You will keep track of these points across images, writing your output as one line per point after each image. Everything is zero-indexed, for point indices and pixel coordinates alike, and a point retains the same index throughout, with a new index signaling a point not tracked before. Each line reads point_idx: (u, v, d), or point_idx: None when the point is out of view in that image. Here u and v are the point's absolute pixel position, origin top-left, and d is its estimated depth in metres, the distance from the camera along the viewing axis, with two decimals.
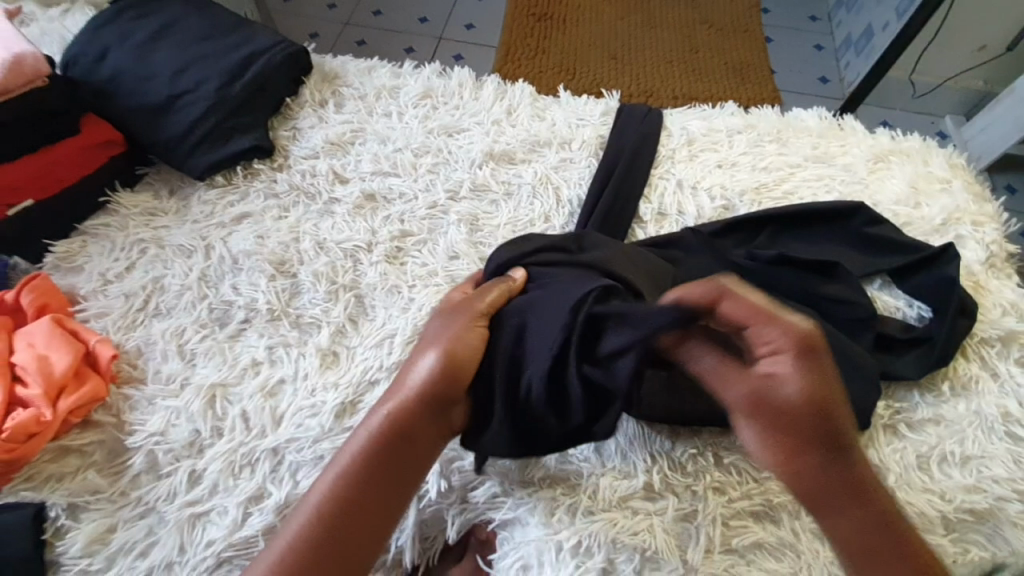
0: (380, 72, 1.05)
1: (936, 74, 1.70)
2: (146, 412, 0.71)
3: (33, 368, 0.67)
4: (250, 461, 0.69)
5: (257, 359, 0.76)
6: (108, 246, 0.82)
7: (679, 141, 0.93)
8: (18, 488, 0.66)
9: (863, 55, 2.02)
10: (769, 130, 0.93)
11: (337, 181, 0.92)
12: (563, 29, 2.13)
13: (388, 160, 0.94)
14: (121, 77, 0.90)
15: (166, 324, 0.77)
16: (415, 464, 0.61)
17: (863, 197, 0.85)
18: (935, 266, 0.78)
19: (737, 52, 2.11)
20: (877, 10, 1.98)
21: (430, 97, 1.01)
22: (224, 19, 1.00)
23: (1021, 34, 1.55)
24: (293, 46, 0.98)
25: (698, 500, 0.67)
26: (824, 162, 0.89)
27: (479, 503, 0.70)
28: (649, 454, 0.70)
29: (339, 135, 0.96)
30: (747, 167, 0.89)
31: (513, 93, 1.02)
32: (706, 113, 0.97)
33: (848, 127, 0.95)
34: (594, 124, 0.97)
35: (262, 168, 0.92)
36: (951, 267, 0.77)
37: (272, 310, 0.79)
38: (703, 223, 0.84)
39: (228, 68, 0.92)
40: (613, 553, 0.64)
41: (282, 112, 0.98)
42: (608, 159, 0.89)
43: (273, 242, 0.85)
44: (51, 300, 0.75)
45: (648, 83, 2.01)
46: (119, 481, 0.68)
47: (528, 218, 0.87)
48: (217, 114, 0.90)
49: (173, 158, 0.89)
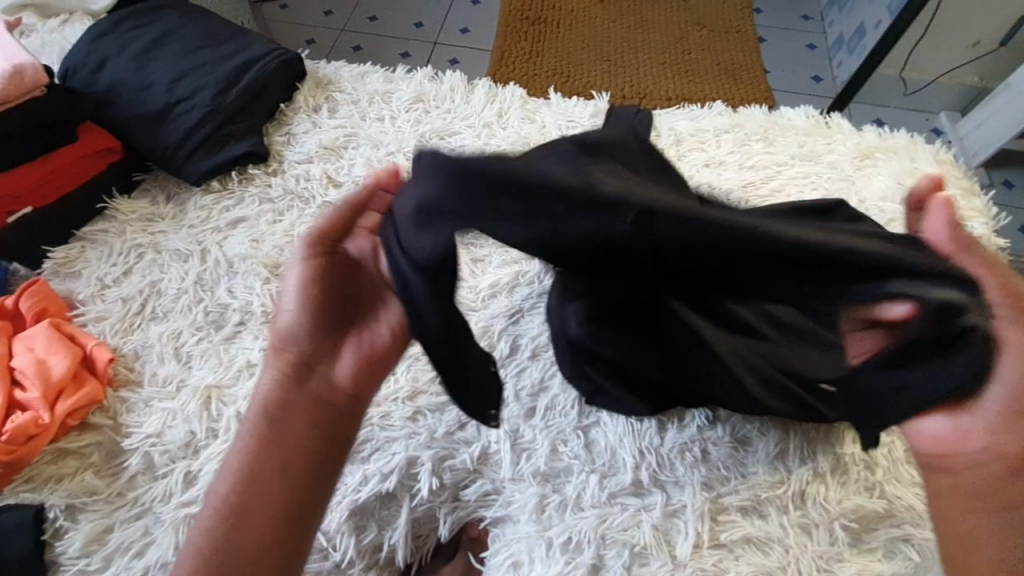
0: (373, 77, 1.06)
1: (930, 70, 1.71)
2: (142, 414, 0.72)
3: (32, 371, 0.69)
4: None
5: (251, 361, 0.76)
6: (106, 251, 0.84)
7: (668, 141, 0.94)
8: (18, 489, 0.67)
9: (857, 53, 2.04)
10: (756, 129, 0.94)
11: (330, 185, 0.93)
12: (557, 32, 2.15)
13: (381, 164, 0.95)
14: (119, 87, 0.92)
15: (163, 328, 0.78)
16: (284, 429, 0.58)
17: (849, 194, 0.86)
18: None
19: (731, 53, 2.13)
20: (869, 9, 2.00)
21: (422, 101, 1.03)
22: (219, 28, 1.02)
23: (1014, 29, 1.56)
24: (287, 53, 1.00)
25: (687, 496, 0.67)
26: (811, 160, 0.90)
27: (472, 500, 0.72)
28: (640, 450, 0.70)
29: (333, 140, 0.97)
30: (735, 165, 0.90)
31: (504, 96, 1.03)
32: (694, 113, 0.98)
33: (835, 125, 0.96)
34: (583, 126, 0.98)
35: (257, 173, 0.93)
36: None
37: (266, 313, 0.80)
38: None
39: (223, 76, 0.94)
40: (602, 549, 0.65)
41: (277, 118, 1.00)
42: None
43: (267, 246, 0.86)
44: (49, 305, 0.77)
45: (642, 85, 2.02)
46: (117, 482, 0.69)
47: None
48: (213, 121, 0.91)
49: (170, 165, 0.90)
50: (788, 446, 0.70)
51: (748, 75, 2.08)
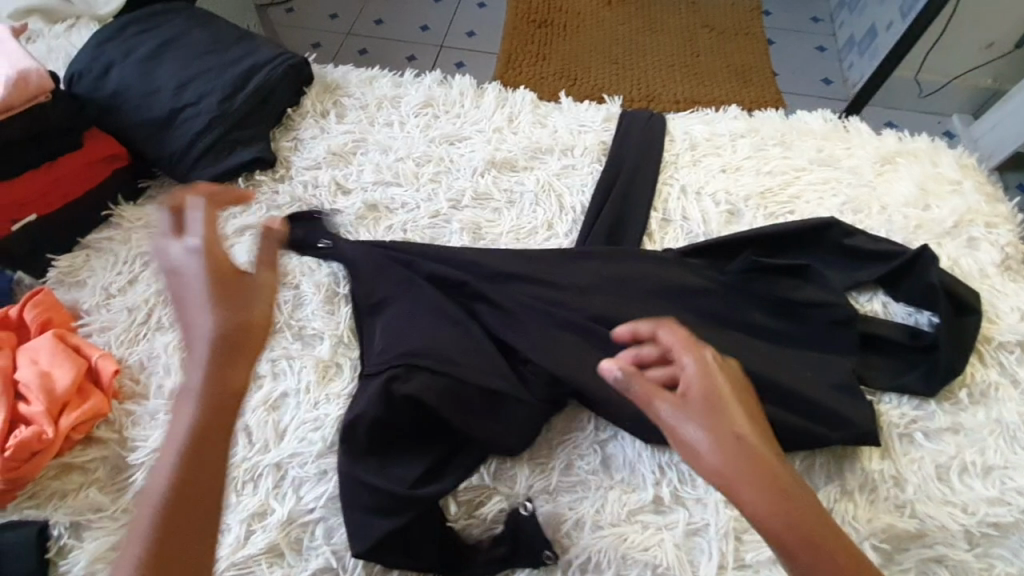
0: (381, 82, 1.04)
1: (943, 72, 1.68)
2: (148, 428, 0.70)
3: (35, 385, 0.67)
4: (253, 476, 0.68)
5: (259, 372, 0.75)
6: (111, 259, 0.82)
7: (683, 146, 0.92)
8: (22, 505, 0.66)
9: (868, 55, 2.01)
10: (773, 134, 0.91)
11: (338, 192, 0.91)
12: (563, 35, 2.14)
13: (390, 170, 0.94)
14: (125, 93, 0.90)
15: (168, 338, 0.77)
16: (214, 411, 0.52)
17: (870, 200, 0.84)
18: (916, 270, 0.76)
19: (739, 55, 2.11)
20: (880, 10, 1.98)
21: (431, 106, 1.01)
22: (226, 33, 1.00)
23: None
24: (294, 57, 0.98)
25: (711, 514, 0.65)
26: (830, 165, 0.88)
27: (487, 517, 0.69)
28: (659, 465, 0.68)
29: (341, 146, 0.96)
30: (751, 171, 0.87)
31: (514, 100, 1.01)
32: (708, 117, 0.95)
33: (854, 129, 0.93)
34: (596, 130, 0.96)
35: (264, 179, 0.92)
36: (933, 271, 0.75)
37: (274, 323, 0.79)
38: (708, 229, 0.83)
39: (229, 81, 0.92)
40: (623, 569, 0.64)
41: (284, 123, 0.98)
42: (608, 169, 0.89)
43: (276, 254, 0.84)
44: (53, 316, 0.75)
45: (650, 87, 2.00)
46: (122, 498, 0.67)
47: (532, 225, 0.87)
48: (219, 127, 0.90)
49: (177, 171, 0.89)
50: (812, 463, 0.68)
51: (758, 77, 2.05)
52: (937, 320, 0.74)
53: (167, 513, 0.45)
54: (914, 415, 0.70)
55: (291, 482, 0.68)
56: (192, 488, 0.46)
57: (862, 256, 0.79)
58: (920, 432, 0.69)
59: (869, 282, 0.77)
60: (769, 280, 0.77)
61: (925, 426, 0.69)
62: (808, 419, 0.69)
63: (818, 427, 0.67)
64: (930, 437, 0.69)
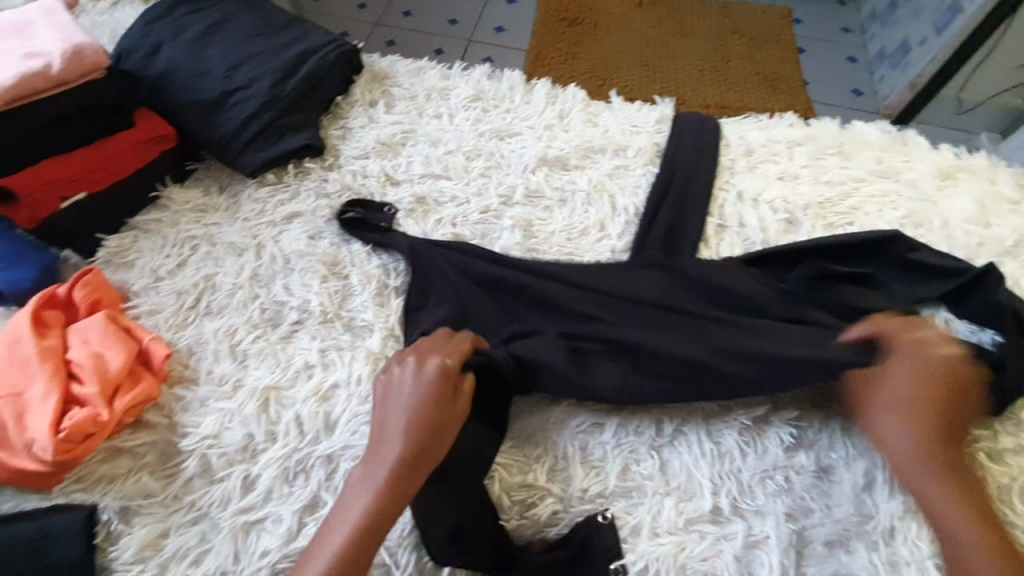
0: (430, 73, 1.03)
1: (982, 91, 1.75)
2: (198, 414, 0.69)
3: (89, 365, 0.66)
4: (304, 468, 0.67)
5: (310, 362, 0.73)
6: (160, 242, 0.81)
7: (739, 151, 0.91)
8: (68, 489, 0.64)
9: (900, 69, 1.93)
10: (831, 143, 0.91)
11: (388, 183, 0.90)
12: (593, 35, 2.12)
13: (439, 162, 0.92)
14: (175, 72, 0.89)
15: (218, 324, 0.75)
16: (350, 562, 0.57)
17: (930, 215, 0.83)
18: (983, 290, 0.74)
19: (771, 63, 2.07)
20: (914, 23, 1.92)
21: (480, 99, 1.00)
22: (276, 16, 0.99)
23: None
24: (345, 44, 0.97)
25: (770, 526, 0.65)
26: (888, 177, 0.87)
27: (540, 519, 0.67)
28: (717, 474, 0.67)
29: (390, 136, 0.94)
30: (809, 180, 0.87)
31: (565, 97, 1.00)
32: (764, 124, 0.95)
33: (911, 142, 0.93)
34: (649, 131, 0.95)
35: (312, 166, 0.90)
36: (999, 292, 0.73)
37: (324, 312, 0.77)
38: (768, 240, 0.82)
39: (281, 66, 0.91)
40: None
41: (332, 111, 0.97)
42: (668, 164, 0.89)
43: (325, 243, 0.83)
44: (103, 296, 0.74)
45: (681, 91, 1.98)
46: (172, 485, 0.66)
47: (584, 225, 0.86)
48: (271, 111, 0.89)
49: (225, 155, 0.87)
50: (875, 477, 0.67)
51: (789, 85, 2.01)
52: (1000, 338, 0.72)
53: (366, 523, 0.59)
54: (976, 433, 0.69)
55: (343, 474, 0.67)
56: (385, 504, 0.60)
57: (920, 274, 0.78)
58: (983, 452, 0.68)
59: (934, 298, 0.76)
60: (832, 290, 0.77)
61: (988, 445, 0.68)
62: (867, 434, 0.69)
63: (876, 441, 0.68)
64: (992, 458, 0.68)
